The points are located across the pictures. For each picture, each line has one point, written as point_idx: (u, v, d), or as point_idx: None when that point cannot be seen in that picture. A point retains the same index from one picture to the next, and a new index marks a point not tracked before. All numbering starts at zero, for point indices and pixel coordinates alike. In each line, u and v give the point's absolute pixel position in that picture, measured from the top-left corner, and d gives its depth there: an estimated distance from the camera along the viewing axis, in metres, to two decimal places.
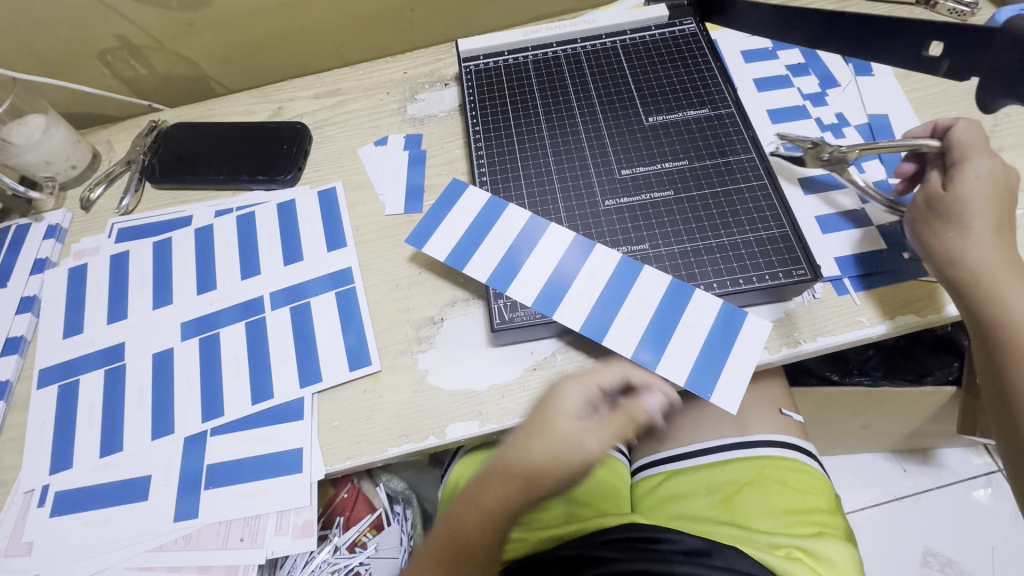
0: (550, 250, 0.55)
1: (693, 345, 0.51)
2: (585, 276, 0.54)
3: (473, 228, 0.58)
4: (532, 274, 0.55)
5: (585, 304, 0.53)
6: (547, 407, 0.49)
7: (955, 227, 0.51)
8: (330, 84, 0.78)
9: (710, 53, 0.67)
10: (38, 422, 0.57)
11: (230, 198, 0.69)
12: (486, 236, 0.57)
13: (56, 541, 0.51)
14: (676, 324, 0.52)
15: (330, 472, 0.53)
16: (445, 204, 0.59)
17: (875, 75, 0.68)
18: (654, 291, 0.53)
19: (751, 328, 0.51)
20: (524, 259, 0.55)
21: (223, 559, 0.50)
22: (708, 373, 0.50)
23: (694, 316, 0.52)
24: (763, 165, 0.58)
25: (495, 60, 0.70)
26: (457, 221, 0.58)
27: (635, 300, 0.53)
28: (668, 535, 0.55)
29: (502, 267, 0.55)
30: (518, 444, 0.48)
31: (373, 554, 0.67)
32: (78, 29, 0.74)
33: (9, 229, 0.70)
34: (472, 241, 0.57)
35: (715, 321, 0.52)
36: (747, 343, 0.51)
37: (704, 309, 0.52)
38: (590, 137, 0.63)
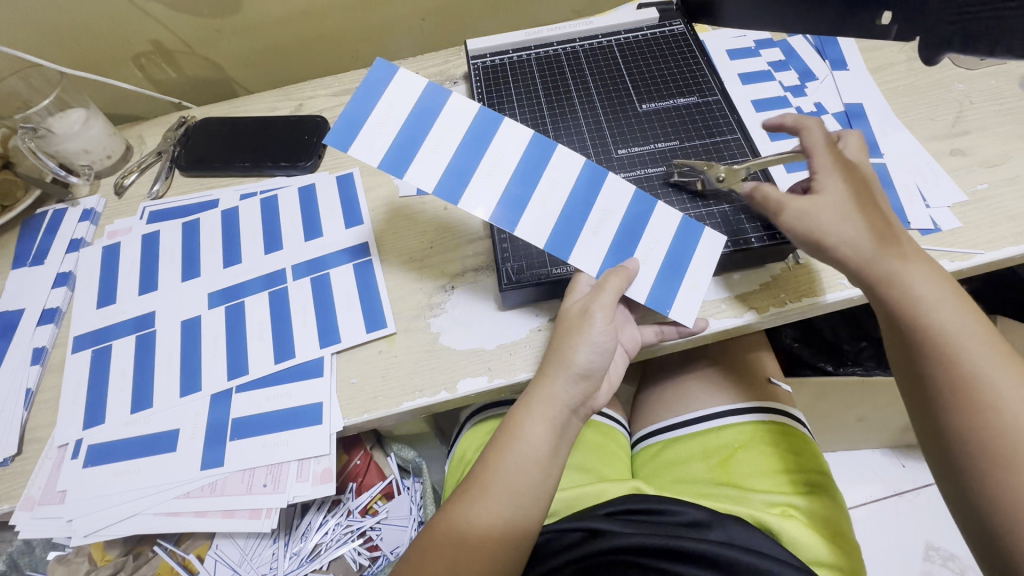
0: (505, 153, 0.55)
1: (654, 263, 0.55)
2: (548, 186, 0.55)
3: (412, 123, 0.53)
4: (485, 180, 0.54)
5: (545, 219, 0.54)
6: (569, 329, 0.52)
7: (850, 236, 0.50)
8: (347, 83, 0.84)
9: (697, 49, 0.74)
10: (72, 383, 0.61)
11: (254, 184, 0.74)
12: (430, 134, 0.54)
13: (89, 489, 0.54)
14: (640, 242, 0.56)
15: (348, 425, 0.56)
16: (372, 94, 0.53)
17: (849, 70, 0.74)
18: (618, 204, 0.56)
19: (710, 242, 0.56)
20: (477, 164, 0.54)
21: (248, 503, 0.53)
22: (667, 288, 0.55)
23: (658, 231, 0.56)
24: (748, 144, 0.64)
25: (501, 57, 0.77)
26: (393, 111, 0.53)
27: (601, 213, 0.56)
28: (666, 508, 0.57)
29: (448, 172, 0.53)
30: (557, 346, 0.52)
31: (384, 520, 0.71)
32: (117, 33, 0.81)
33: (46, 213, 0.75)
34: (411, 135, 0.53)
35: (674, 237, 0.56)
36: (704, 257, 0.56)
37: (666, 224, 0.57)
38: (589, 122, 0.69)
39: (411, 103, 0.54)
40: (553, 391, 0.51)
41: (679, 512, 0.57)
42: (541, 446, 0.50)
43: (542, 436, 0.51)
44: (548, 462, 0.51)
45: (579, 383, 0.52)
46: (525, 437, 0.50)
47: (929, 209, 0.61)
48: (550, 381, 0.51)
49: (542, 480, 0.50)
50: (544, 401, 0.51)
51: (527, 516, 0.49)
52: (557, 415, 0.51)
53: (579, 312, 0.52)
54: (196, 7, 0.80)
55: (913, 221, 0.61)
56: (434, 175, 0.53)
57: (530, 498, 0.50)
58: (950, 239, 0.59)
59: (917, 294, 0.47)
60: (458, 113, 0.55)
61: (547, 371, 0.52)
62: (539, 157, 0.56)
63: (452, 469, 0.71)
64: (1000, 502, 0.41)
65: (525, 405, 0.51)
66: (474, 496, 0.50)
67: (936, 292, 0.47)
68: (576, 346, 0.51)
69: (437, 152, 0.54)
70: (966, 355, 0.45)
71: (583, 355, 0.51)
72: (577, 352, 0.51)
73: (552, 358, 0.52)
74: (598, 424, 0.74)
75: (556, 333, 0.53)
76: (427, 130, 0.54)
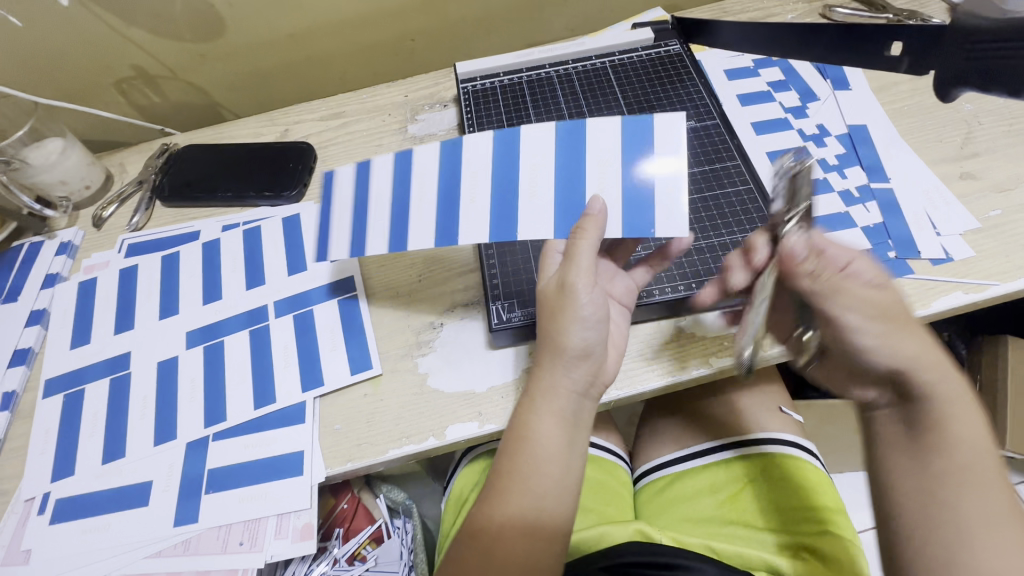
0: (428, 175, 0.55)
1: (610, 190, 0.50)
2: (470, 177, 0.54)
3: (356, 208, 0.58)
4: (421, 213, 0.54)
5: (478, 212, 0.52)
6: (553, 311, 0.48)
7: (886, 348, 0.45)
8: (334, 108, 0.82)
9: (694, 70, 0.72)
10: (42, 430, 0.58)
11: (237, 215, 0.71)
12: (370, 200, 0.57)
13: (56, 548, 0.51)
14: (587, 174, 0.51)
15: (331, 475, 0.53)
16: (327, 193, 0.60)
17: (852, 89, 0.72)
18: (545, 154, 0.52)
19: (663, 136, 0.51)
20: (410, 199, 0.55)
21: (223, 564, 0.50)
22: (639, 208, 0.49)
23: (602, 153, 0.51)
24: (749, 171, 0.61)
25: (491, 81, 0.74)
26: (343, 203, 0.59)
27: (530, 169, 0.52)
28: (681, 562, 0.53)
29: (393, 225, 0.55)
30: (546, 328, 0.48)
31: (372, 567, 0.69)
32: (97, 60, 0.79)
33: (22, 247, 0.72)
34: (359, 217, 0.57)
35: (624, 141, 0.51)
36: (666, 153, 0.50)
37: (607, 145, 0.51)
38: None
39: (354, 184, 0.59)
40: (553, 376, 0.47)
41: (690, 567, 0.53)
42: (556, 439, 0.47)
43: (554, 429, 0.47)
44: (562, 450, 0.47)
45: (581, 363, 0.48)
46: (534, 432, 0.47)
47: (939, 237, 0.58)
48: (547, 372, 0.48)
49: (564, 469, 0.47)
50: (545, 393, 0.47)
51: (558, 509, 0.46)
52: (564, 402, 0.47)
53: (557, 287, 0.48)
54: (178, 32, 0.78)
55: (923, 251, 0.58)
56: (383, 239, 0.55)
57: (551, 496, 0.46)
58: (963, 270, 0.56)
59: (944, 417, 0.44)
60: (384, 173, 0.57)
61: (542, 359, 0.48)
62: (452, 159, 0.55)
63: (449, 509, 0.68)
64: (926, 568, 0.40)
65: (528, 403, 0.48)
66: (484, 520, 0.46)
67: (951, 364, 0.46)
68: (566, 326, 0.47)
69: (380, 214, 0.56)
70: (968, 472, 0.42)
71: (575, 334, 0.47)
72: (569, 332, 0.47)
73: (542, 344, 0.48)
74: (598, 460, 0.70)
75: (540, 316, 0.49)
76: (367, 201, 0.57)
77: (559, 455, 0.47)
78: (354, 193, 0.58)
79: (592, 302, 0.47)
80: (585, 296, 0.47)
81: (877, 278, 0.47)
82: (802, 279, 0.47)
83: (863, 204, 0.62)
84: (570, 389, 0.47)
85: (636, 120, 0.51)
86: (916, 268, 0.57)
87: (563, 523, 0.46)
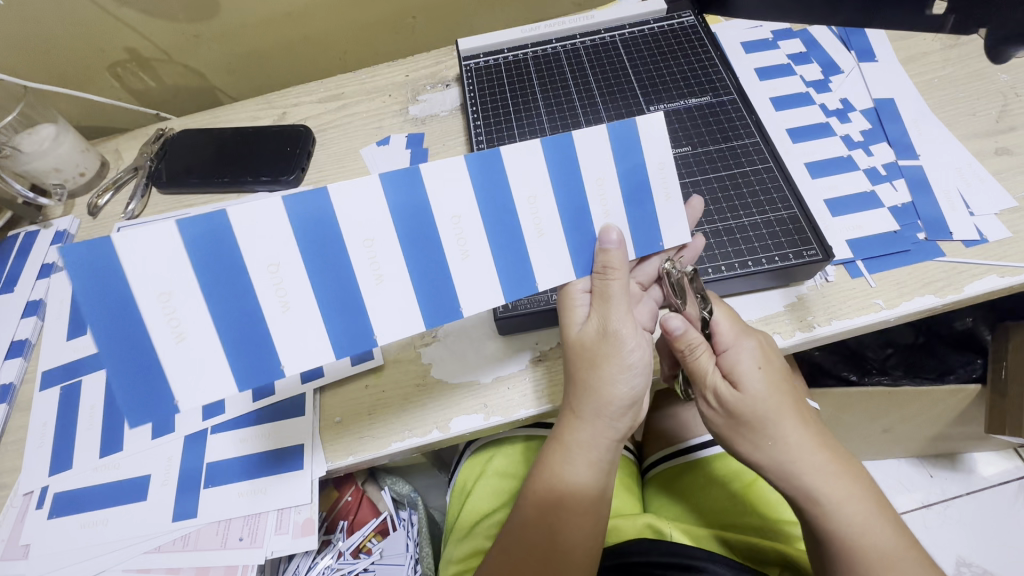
0: (378, 231, 0.39)
1: (617, 213, 0.45)
2: (452, 225, 0.41)
3: (214, 296, 0.37)
4: (381, 287, 0.40)
5: (478, 270, 0.42)
6: (594, 359, 0.45)
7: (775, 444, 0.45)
8: (333, 89, 0.79)
9: (709, 42, 0.68)
10: (40, 423, 0.57)
11: (234, 202, 0.69)
12: (263, 292, 0.38)
13: (54, 542, 0.50)
14: (587, 198, 0.44)
15: (331, 469, 0.51)
16: (99, 283, 0.35)
17: (878, 61, 0.68)
18: (542, 178, 0.42)
19: (651, 138, 0.44)
20: (354, 274, 0.40)
21: (222, 559, 0.49)
22: (647, 224, 0.46)
23: (598, 169, 0.43)
24: (769, 149, 0.58)
25: (495, 57, 0.71)
26: (177, 291, 0.37)
27: (529, 201, 0.42)
28: (698, 564, 0.49)
29: (335, 319, 0.40)
30: (586, 377, 0.45)
31: (378, 560, 0.70)
32: (90, 43, 0.76)
33: (18, 236, 0.71)
34: (228, 319, 0.38)
35: (615, 150, 0.43)
36: (657, 158, 0.44)
37: (601, 156, 0.43)
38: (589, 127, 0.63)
39: (183, 254, 0.36)
40: (594, 424, 0.45)
41: (703, 568, 0.49)
42: (592, 479, 0.46)
43: (590, 472, 0.46)
44: (597, 503, 0.47)
45: (625, 412, 0.46)
46: (572, 480, 0.46)
47: (973, 216, 0.55)
48: (586, 424, 0.45)
49: (597, 504, 0.47)
50: (585, 447, 0.45)
51: (593, 537, 0.46)
52: (603, 454, 0.46)
53: (600, 334, 0.44)
54: (172, 12, 0.75)
55: (956, 231, 0.54)
56: (317, 323, 0.40)
57: (582, 545, 0.46)
58: (998, 252, 0.53)
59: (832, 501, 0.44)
60: (279, 241, 0.38)
61: (580, 409, 0.46)
62: (409, 202, 0.40)
63: (455, 499, 0.67)
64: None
65: (565, 443, 0.46)
66: (518, 532, 0.47)
67: (815, 461, 0.45)
68: (609, 376, 0.44)
69: (293, 308, 0.39)
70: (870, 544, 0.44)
71: (622, 382, 0.45)
72: (614, 382, 0.44)
73: (581, 394, 0.46)
74: None
75: (577, 365, 0.46)
76: (252, 283, 0.38)
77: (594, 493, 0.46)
78: (205, 297, 0.37)
79: (637, 349, 0.45)
80: (630, 345, 0.44)
81: (760, 363, 0.46)
82: (677, 352, 0.48)
83: (890, 182, 0.59)
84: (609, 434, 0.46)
85: (623, 125, 0.43)
86: (947, 250, 0.54)
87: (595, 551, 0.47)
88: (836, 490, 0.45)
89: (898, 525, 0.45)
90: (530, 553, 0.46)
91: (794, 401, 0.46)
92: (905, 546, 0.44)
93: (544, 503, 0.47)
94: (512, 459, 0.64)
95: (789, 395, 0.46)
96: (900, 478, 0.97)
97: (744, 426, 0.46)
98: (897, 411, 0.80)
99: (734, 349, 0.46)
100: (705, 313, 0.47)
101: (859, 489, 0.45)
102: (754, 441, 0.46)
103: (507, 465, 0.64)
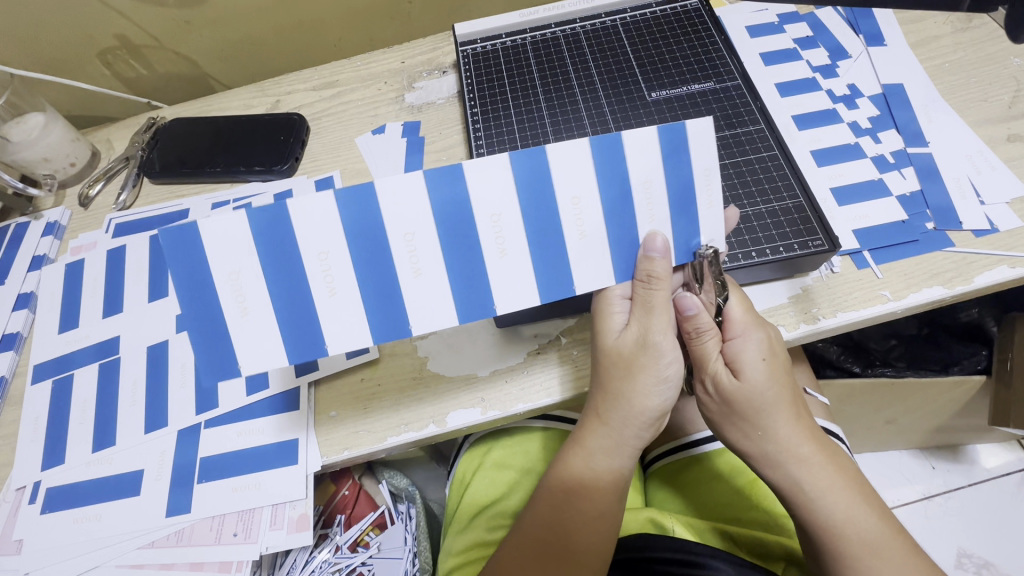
0: (417, 226, 0.40)
1: (661, 218, 0.42)
2: (490, 223, 0.41)
3: (272, 276, 0.40)
4: (418, 281, 0.41)
5: (515, 268, 0.42)
6: (632, 369, 0.44)
7: (769, 435, 0.44)
8: (327, 76, 0.77)
9: (713, 26, 0.66)
10: (32, 417, 0.56)
11: (227, 191, 0.68)
12: (313, 275, 0.40)
13: (46, 538, 0.50)
14: (632, 202, 0.41)
15: (328, 463, 0.50)
16: (183, 257, 0.39)
17: (887, 46, 0.66)
18: (586, 180, 0.40)
19: (701, 138, 0.41)
20: (394, 265, 0.41)
21: (217, 555, 0.48)
22: (688, 229, 0.43)
23: (643, 172, 0.41)
24: (774, 136, 0.56)
25: (493, 43, 0.69)
26: (243, 272, 0.40)
27: (572, 202, 0.41)
28: (703, 560, 0.48)
29: (374, 309, 0.41)
30: (622, 386, 0.44)
31: (376, 554, 0.71)
32: (78, 29, 0.74)
33: (8, 228, 0.70)
34: (285, 300, 0.41)
35: (661, 152, 0.41)
36: (704, 164, 0.41)
37: (648, 159, 0.41)
38: (590, 113, 0.61)
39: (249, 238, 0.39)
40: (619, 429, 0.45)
41: (704, 565, 0.48)
42: (611, 480, 0.46)
43: (608, 473, 0.46)
44: (615, 507, 0.46)
45: (653, 423, 0.46)
46: (588, 479, 0.46)
47: (983, 205, 0.53)
48: (613, 429, 0.45)
49: (614, 506, 0.46)
50: (608, 448, 0.45)
51: (606, 537, 0.46)
52: (625, 461, 0.46)
53: (639, 344, 0.44)
54: None
55: (966, 221, 0.53)
56: (359, 310, 0.41)
57: (595, 542, 0.46)
58: (1009, 242, 0.51)
59: (816, 489, 0.44)
60: (328, 229, 0.40)
61: (606, 415, 0.45)
62: (455, 195, 0.40)
63: (453, 492, 0.66)
64: None
65: (585, 443, 0.46)
66: (529, 525, 0.47)
67: (805, 453, 0.44)
68: (646, 386, 0.44)
69: (339, 294, 0.41)
70: (854, 534, 0.43)
71: (656, 394, 0.44)
72: (650, 393, 0.44)
73: (610, 401, 0.45)
74: None
75: (611, 373, 0.45)
76: (304, 269, 0.40)
77: (612, 493, 0.46)
78: (266, 277, 0.40)
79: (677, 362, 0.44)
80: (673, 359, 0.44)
81: (766, 354, 0.45)
82: (684, 334, 0.46)
83: (898, 170, 0.57)
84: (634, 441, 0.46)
85: (673, 128, 0.40)
86: (957, 240, 0.52)
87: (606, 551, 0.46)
88: (822, 478, 0.44)
89: (888, 516, 0.44)
90: (540, 544, 0.46)
91: (792, 394, 0.45)
92: (892, 536, 0.43)
93: (558, 498, 0.46)
94: (510, 451, 0.63)
95: (788, 388, 0.45)
96: (901, 470, 0.96)
97: (739, 416, 0.45)
98: (901, 404, 0.79)
99: (743, 338, 0.45)
100: (721, 300, 0.45)
101: (843, 479, 0.44)
102: (746, 431, 0.45)
103: (506, 457, 0.63)
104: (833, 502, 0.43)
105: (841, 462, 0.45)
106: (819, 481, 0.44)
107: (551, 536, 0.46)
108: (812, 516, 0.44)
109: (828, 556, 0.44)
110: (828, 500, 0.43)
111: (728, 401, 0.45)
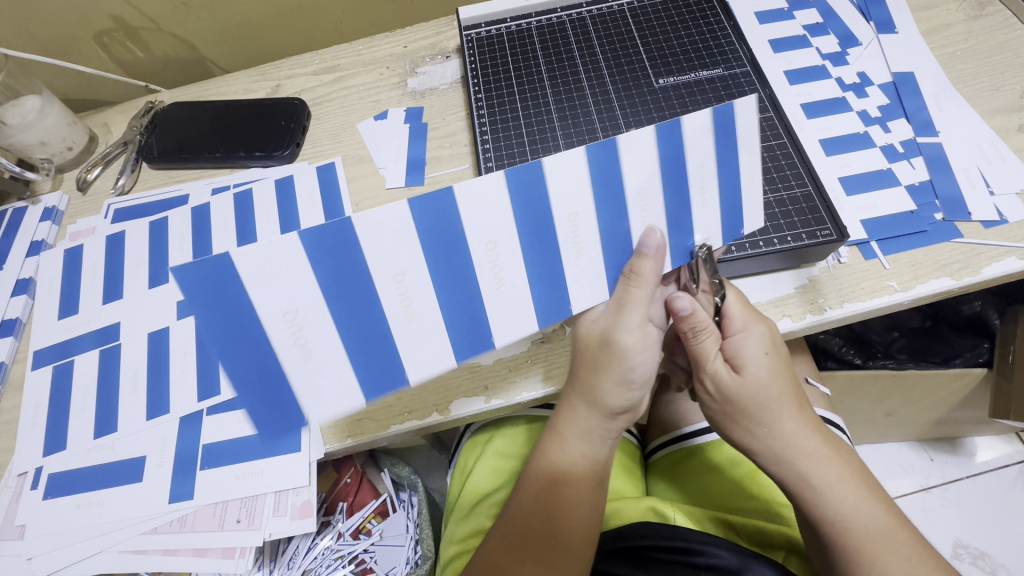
0: (500, 234, 0.38)
1: (712, 205, 0.42)
2: (568, 222, 0.39)
3: (336, 300, 0.36)
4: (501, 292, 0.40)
5: (591, 265, 0.41)
6: (594, 362, 0.44)
7: (773, 430, 0.44)
8: (328, 60, 0.76)
9: (722, 12, 0.65)
10: (32, 404, 0.56)
11: (227, 176, 0.67)
12: (388, 301, 0.38)
13: (49, 523, 0.50)
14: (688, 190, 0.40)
15: (330, 450, 0.50)
16: (223, 295, 0.34)
17: (898, 33, 0.65)
18: (650, 170, 0.38)
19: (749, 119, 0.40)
20: (470, 272, 0.39)
21: (220, 541, 0.49)
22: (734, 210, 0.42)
23: (700, 155, 0.39)
24: (782, 124, 0.56)
25: (497, 27, 0.68)
26: (302, 309, 0.36)
27: (637, 192, 0.39)
28: (699, 547, 0.49)
29: (451, 323, 0.40)
30: (586, 377, 0.45)
31: (378, 541, 0.72)
32: (74, 11, 0.73)
33: (6, 212, 0.69)
34: (352, 309, 0.37)
35: (715, 131, 0.39)
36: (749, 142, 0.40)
37: (703, 144, 0.39)
38: (591, 84, 0.61)
39: (305, 267, 0.35)
40: (587, 418, 0.46)
41: (702, 552, 0.48)
42: (586, 467, 0.46)
43: (581, 461, 0.46)
44: (596, 495, 0.47)
45: (618, 416, 0.46)
46: (568, 466, 0.46)
47: (992, 196, 0.53)
48: (580, 416, 0.46)
49: (591, 496, 0.47)
50: (580, 435, 0.46)
51: (586, 529, 0.46)
52: (598, 449, 0.47)
53: (603, 339, 0.44)
54: None
55: (975, 212, 0.52)
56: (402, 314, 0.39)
57: (577, 534, 0.45)
58: (1018, 233, 0.51)
59: (822, 482, 0.44)
60: (406, 251, 0.36)
61: (575, 402, 0.46)
62: (532, 195, 0.37)
63: (455, 480, 0.67)
64: None
65: (556, 429, 0.47)
66: (514, 516, 0.47)
67: (810, 446, 0.44)
68: (605, 379, 0.44)
69: (419, 317, 0.39)
70: (861, 527, 0.43)
71: (618, 391, 0.45)
72: (608, 386, 0.44)
73: (582, 392, 0.46)
74: None
75: (580, 365, 0.45)
76: (376, 293, 0.37)
77: (586, 481, 0.47)
78: (328, 306, 0.36)
79: (641, 356, 0.44)
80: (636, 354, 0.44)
81: (769, 348, 0.45)
82: (684, 334, 0.45)
83: (907, 159, 0.56)
84: (599, 432, 0.46)
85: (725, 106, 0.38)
86: (965, 231, 0.52)
87: (585, 545, 0.46)
88: (829, 474, 0.44)
89: (894, 509, 0.44)
90: (523, 536, 0.46)
91: (793, 387, 0.45)
92: (896, 527, 0.43)
93: (541, 485, 0.47)
94: (511, 441, 0.64)
95: (789, 382, 0.45)
96: (899, 462, 0.97)
97: (742, 412, 0.45)
98: (901, 396, 0.79)
99: (745, 334, 0.45)
100: (717, 298, 0.45)
101: (850, 473, 0.44)
102: (749, 427, 0.45)
103: (507, 447, 0.63)
104: (842, 495, 0.43)
105: (845, 453, 0.46)
106: (825, 474, 0.44)
107: (535, 526, 0.45)
108: (818, 510, 0.44)
109: (834, 549, 0.44)
110: (836, 493, 0.43)
111: (731, 398, 0.45)
